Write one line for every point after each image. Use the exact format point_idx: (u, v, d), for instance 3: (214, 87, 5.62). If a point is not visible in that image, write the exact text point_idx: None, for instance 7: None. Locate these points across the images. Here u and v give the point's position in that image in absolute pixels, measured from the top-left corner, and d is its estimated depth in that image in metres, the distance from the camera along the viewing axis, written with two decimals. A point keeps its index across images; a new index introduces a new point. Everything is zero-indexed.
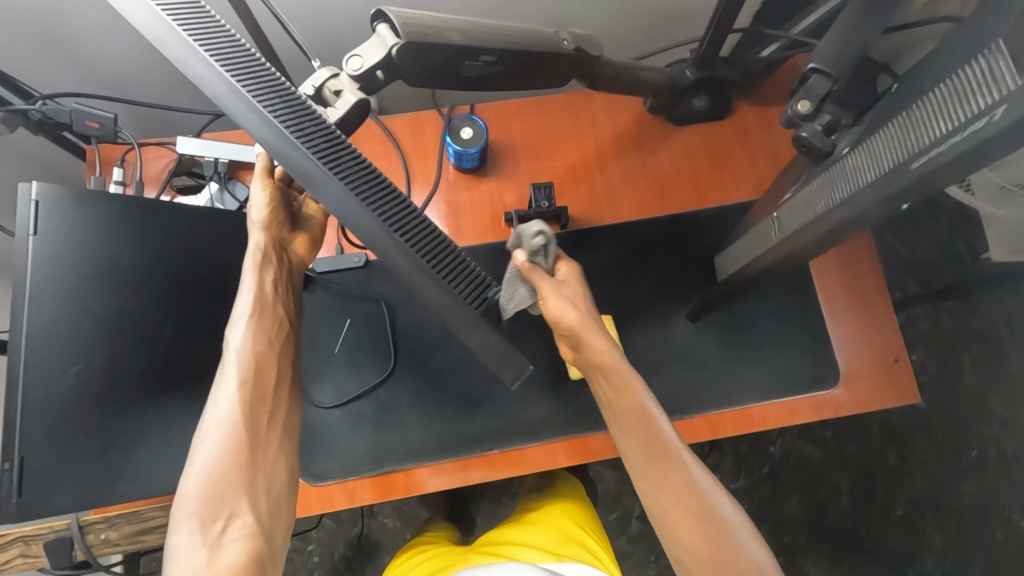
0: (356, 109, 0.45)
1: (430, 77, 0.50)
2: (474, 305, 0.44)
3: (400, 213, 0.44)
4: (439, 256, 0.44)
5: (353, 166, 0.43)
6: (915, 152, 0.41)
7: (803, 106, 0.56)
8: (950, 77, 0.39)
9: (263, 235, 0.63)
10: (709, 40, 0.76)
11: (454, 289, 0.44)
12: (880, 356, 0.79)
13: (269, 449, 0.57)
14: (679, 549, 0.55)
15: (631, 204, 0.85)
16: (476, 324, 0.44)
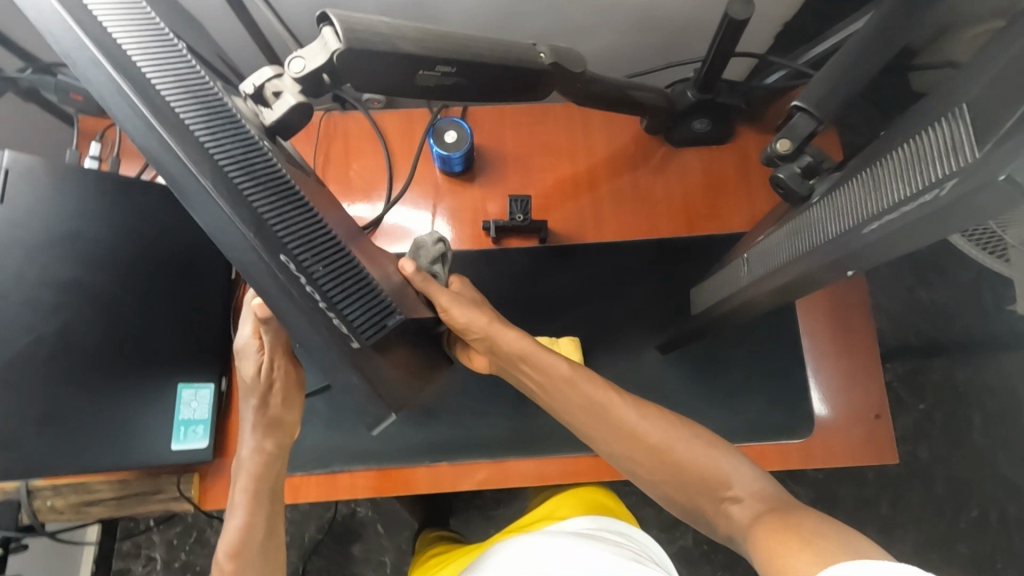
0: (296, 112, 0.42)
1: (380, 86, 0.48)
2: (352, 340, 0.38)
3: (294, 226, 0.37)
4: (326, 282, 0.37)
5: (251, 163, 0.36)
6: (872, 216, 0.37)
7: (783, 145, 0.53)
8: (912, 138, 0.36)
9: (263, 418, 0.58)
10: (710, 62, 0.72)
11: (333, 320, 0.37)
12: (859, 410, 0.74)
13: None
14: (663, 484, 0.57)
15: (616, 226, 0.82)
16: (354, 361, 0.38)
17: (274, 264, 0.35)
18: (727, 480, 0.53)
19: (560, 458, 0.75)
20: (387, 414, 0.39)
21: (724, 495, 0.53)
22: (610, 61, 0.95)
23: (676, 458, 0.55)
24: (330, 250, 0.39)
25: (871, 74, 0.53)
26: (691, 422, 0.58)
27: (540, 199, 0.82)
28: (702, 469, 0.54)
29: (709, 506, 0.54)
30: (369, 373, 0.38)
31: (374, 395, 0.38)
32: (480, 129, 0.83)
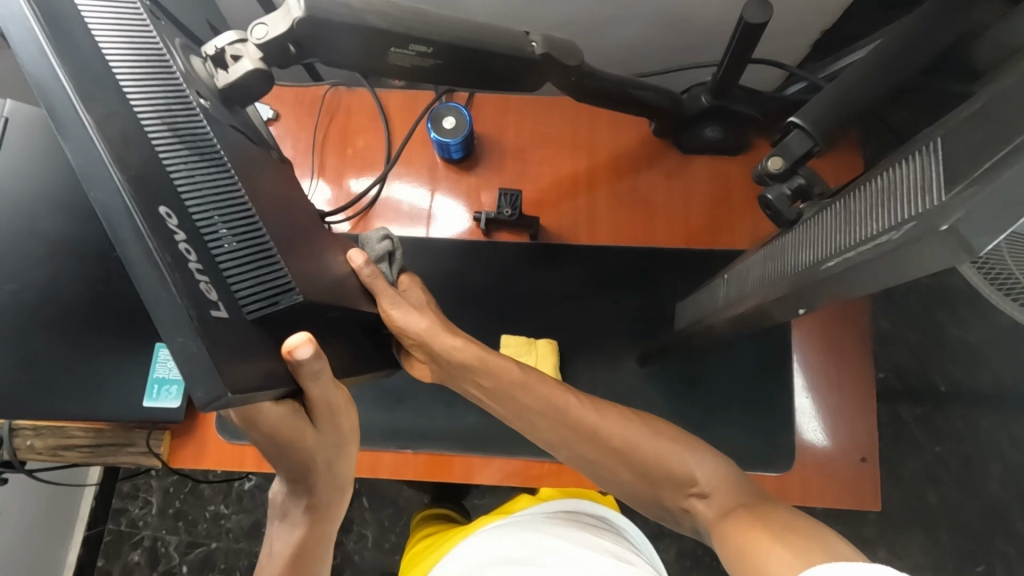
0: (252, 79, 0.40)
1: (355, 54, 0.47)
2: (214, 310, 0.30)
3: (198, 181, 0.33)
4: (215, 242, 0.33)
5: (168, 110, 0.33)
6: (834, 252, 0.34)
7: (774, 164, 0.50)
8: (884, 171, 0.34)
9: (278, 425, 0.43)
10: (725, 67, 0.68)
11: (200, 281, 0.30)
12: (845, 450, 0.71)
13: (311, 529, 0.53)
14: (635, 487, 0.53)
15: (610, 230, 0.80)
16: (205, 332, 0.29)
17: (148, 198, 0.29)
18: (691, 476, 0.51)
19: (524, 460, 0.74)
20: (218, 390, 0.29)
21: (690, 492, 0.51)
22: (629, 58, 0.92)
23: (641, 457, 0.52)
24: (234, 216, 0.35)
25: (859, 108, 0.52)
26: (645, 417, 0.55)
27: (536, 195, 0.80)
28: (666, 470, 0.51)
29: (676, 505, 0.52)
30: (220, 351, 0.30)
31: (217, 371, 0.29)
32: (483, 118, 0.81)
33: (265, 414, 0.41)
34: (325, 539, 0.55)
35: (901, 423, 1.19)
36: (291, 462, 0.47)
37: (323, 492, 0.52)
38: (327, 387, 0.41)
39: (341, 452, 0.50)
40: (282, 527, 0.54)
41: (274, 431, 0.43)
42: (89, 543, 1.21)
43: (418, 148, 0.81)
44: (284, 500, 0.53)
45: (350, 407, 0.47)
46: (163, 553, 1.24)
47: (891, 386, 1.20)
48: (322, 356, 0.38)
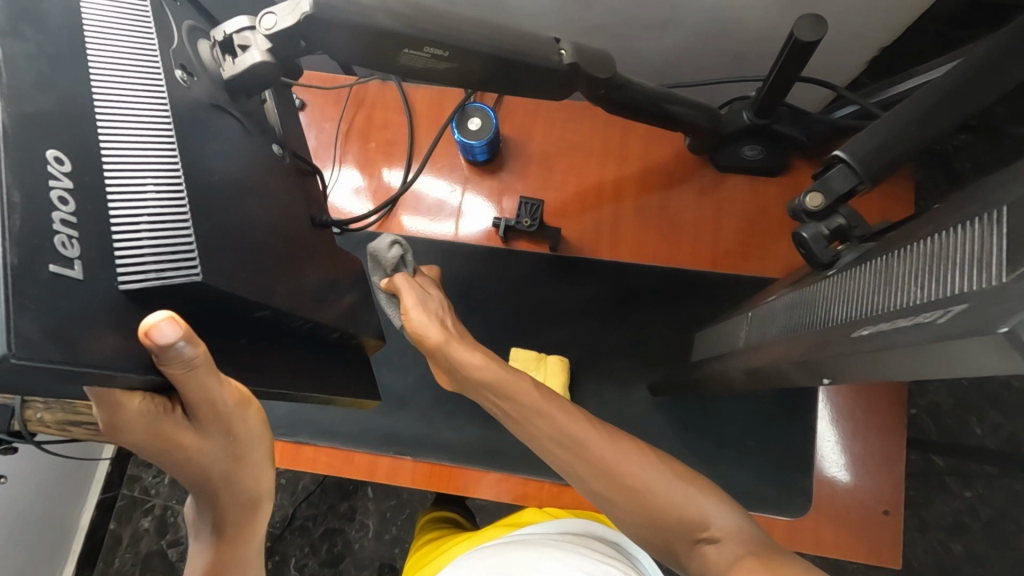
0: (258, 70, 0.40)
1: (366, 53, 0.45)
2: (54, 264, 0.26)
3: (125, 138, 0.31)
4: (115, 200, 0.29)
5: (124, 71, 0.33)
6: (870, 316, 0.31)
7: (812, 200, 0.46)
8: (936, 232, 0.29)
9: (150, 430, 0.34)
10: (770, 85, 0.64)
11: (56, 231, 0.26)
12: (865, 501, 0.66)
13: (236, 543, 0.43)
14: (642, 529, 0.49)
15: (633, 247, 0.76)
16: (18, 285, 0.24)
17: (31, 131, 0.27)
18: (702, 520, 0.45)
19: (522, 478, 0.72)
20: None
21: (699, 537, 0.45)
22: (669, 65, 0.87)
23: (648, 498, 0.47)
24: (162, 182, 0.31)
25: (914, 144, 0.48)
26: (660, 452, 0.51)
27: (559, 204, 0.77)
28: (674, 509, 0.47)
29: (683, 550, 0.46)
30: (32, 305, 0.25)
31: (8, 326, 0.24)
32: (510, 120, 0.78)
33: (132, 411, 0.33)
34: (247, 567, 0.44)
35: (931, 467, 1.12)
36: (180, 473, 0.38)
37: (229, 511, 0.42)
38: (205, 376, 0.33)
39: (245, 458, 0.40)
40: (194, 550, 0.44)
41: (143, 437, 0.34)
42: (103, 506, 1.25)
43: (443, 146, 0.79)
44: (193, 517, 0.44)
45: (249, 404, 0.38)
46: (172, 522, 1.26)
47: (923, 426, 1.13)
48: (190, 338, 0.30)
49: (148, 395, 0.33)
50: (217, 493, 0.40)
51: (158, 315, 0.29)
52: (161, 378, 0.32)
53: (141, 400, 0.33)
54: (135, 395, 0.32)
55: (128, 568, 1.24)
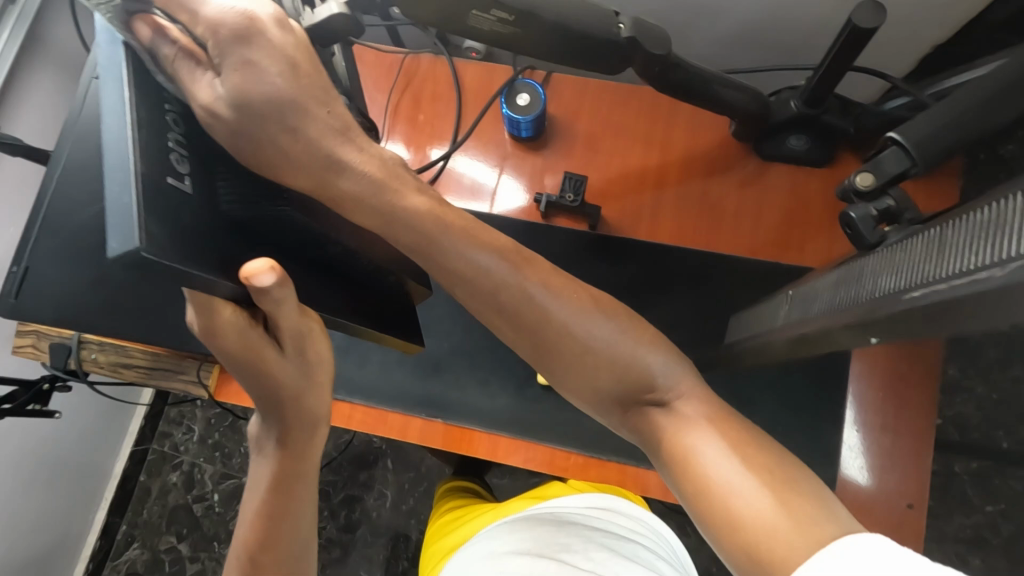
0: (335, 22, 0.43)
1: (434, 14, 0.47)
2: (172, 178, 0.30)
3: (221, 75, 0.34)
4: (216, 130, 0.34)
5: None
6: (921, 283, 0.32)
7: (863, 180, 0.46)
8: (978, 206, 0.31)
9: (237, 341, 0.37)
10: (820, 75, 0.65)
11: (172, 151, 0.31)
12: (890, 495, 0.66)
13: (302, 453, 0.45)
14: (577, 379, 0.39)
15: (673, 229, 0.77)
16: (147, 192, 0.28)
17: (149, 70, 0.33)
18: (650, 379, 0.38)
19: (549, 448, 0.74)
20: (132, 241, 0.27)
21: (647, 399, 0.38)
22: (716, 53, 0.88)
23: (591, 355, 0.38)
24: None
25: (970, 133, 0.48)
26: (597, 292, 0.41)
27: (601, 184, 0.78)
28: (619, 363, 0.38)
29: (633, 414, 0.39)
30: (157, 212, 0.28)
31: (140, 224, 0.27)
32: (558, 99, 0.80)
33: (225, 320, 0.35)
34: (308, 481, 0.45)
35: (953, 479, 1.11)
36: (255, 388, 0.40)
37: (295, 422, 0.44)
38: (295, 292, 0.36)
39: (318, 386, 0.43)
40: (258, 461, 0.46)
41: (232, 346, 0.37)
42: (135, 458, 1.30)
43: (490, 121, 0.81)
44: (259, 431, 0.45)
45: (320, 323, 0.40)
46: (198, 479, 1.31)
47: (949, 438, 1.12)
48: (287, 284, 0.33)
49: (239, 308, 0.36)
50: (285, 402, 0.42)
51: (261, 263, 0.32)
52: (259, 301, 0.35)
53: (234, 317, 0.36)
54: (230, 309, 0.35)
55: (155, 519, 1.29)
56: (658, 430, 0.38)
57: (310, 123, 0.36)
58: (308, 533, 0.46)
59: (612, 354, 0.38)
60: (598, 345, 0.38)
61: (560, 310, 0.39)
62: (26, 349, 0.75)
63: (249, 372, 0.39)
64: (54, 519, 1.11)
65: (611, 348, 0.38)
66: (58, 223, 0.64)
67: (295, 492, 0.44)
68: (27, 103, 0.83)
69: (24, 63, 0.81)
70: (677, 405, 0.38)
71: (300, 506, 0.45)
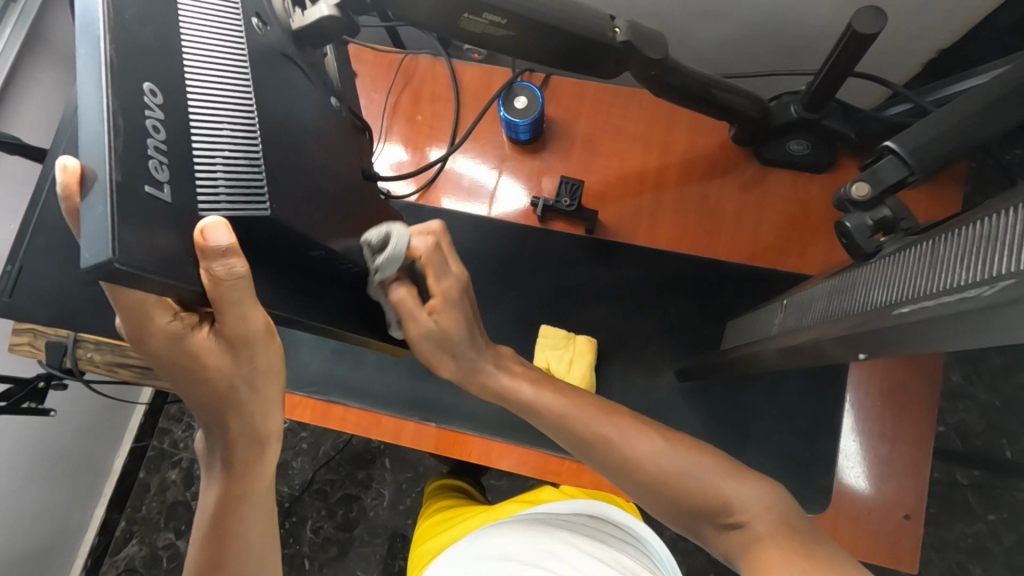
0: (325, 23, 0.42)
1: (428, 14, 0.47)
2: (149, 186, 0.28)
3: (205, 78, 0.33)
4: (198, 137, 0.32)
5: (204, 19, 0.35)
6: (912, 297, 0.31)
7: (859, 189, 0.45)
8: (974, 220, 0.30)
9: (172, 345, 0.35)
10: (821, 81, 0.64)
11: (150, 155, 0.29)
12: (886, 505, 0.66)
13: (255, 473, 0.43)
14: (657, 501, 0.48)
15: (671, 234, 0.77)
16: (122, 200, 0.27)
17: (131, 65, 0.29)
18: (725, 501, 0.45)
19: (543, 452, 0.74)
20: (106, 253, 0.26)
21: (725, 522, 0.45)
22: (718, 55, 0.87)
23: (674, 482, 0.47)
24: (236, 126, 0.34)
25: (971, 141, 0.47)
26: (672, 434, 0.50)
27: (599, 187, 0.78)
28: (697, 493, 0.46)
29: (709, 532, 0.46)
30: (131, 219, 0.27)
31: (115, 236, 0.26)
32: (557, 101, 0.80)
33: (160, 328, 0.34)
34: (257, 501, 0.44)
35: (955, 486, 1.10)
36: (192, 393, 0.38)
37: (237, 441, 0.41)
38: (244, 296, 0.33)
39: (261, 395, 0.40)
40: (208, 482, 0.44)
41: (168, 352, 0.35)
42: (135, 454, 1.30)
43: (488, 123, 0.80)
44: (205, 451, 0.43)
45: (275, 336, 0.37)
46: (197, 476, 1.33)
47: (951, 445, 1.11)
48: (240, 258, 0.31)
49: (178, 313, 0.34)
50: (234, 425, 0.40)
51: (213, 224, 0.30)
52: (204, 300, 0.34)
53: (169, 320, 0.34)
54: (165, 313, 0.34)
55: (154, 515, 1.30)
56: (738, 547, 0.43)
57: (469, 341, 0.52)
58: (261, 552, 0.45)
59: (689, 482, 0.46)
60: (679, 475, 0.47)
61: (646, 448, 0.48)
62: (23, 347, 0.75)
63: (188, 378, 0.37)
64: (54, 515, 1.12)
65: (687, 478, 0.47)
66: (51, 223, 0.64)
67: (244, 511, 0.43)
68: (27, 101, 0.83)
69: (25, 62, 0.81)
70: (749, 521, 0.44)
71: (250, 525, 0.44)
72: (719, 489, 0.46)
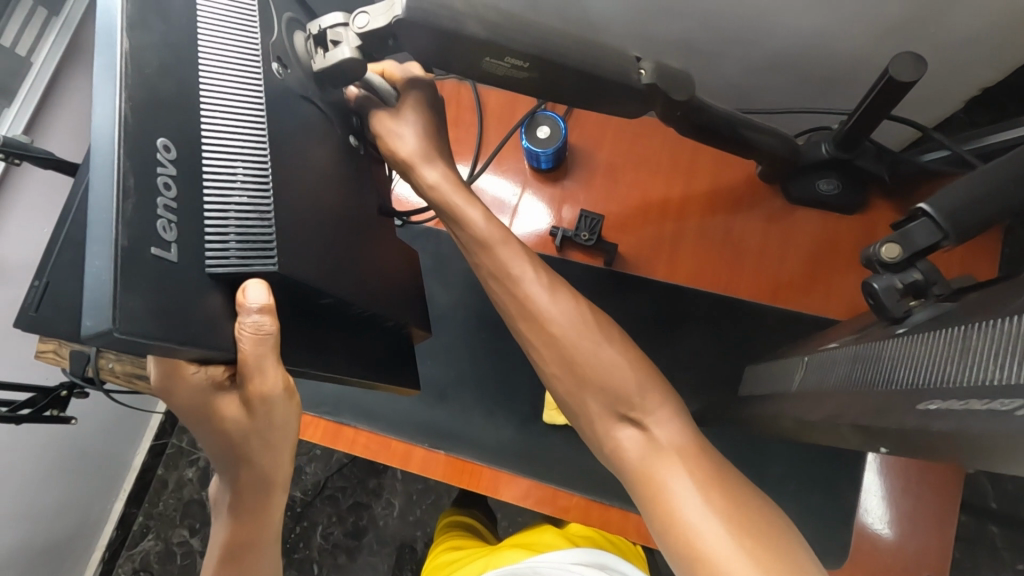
0: (348, 65, 0.42)
1: (449, 56, 0.46)
2: (156, 248, 0.28)
3: (220, 128, 0.33)
4: (209, 191, 0.32)
5: (225, 68, 0.35)
6: (936, 390, 0.30)
7: (889, 250, 0.43)
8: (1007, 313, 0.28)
9: (192, 397, 0.35)
10: (853, 122, 0.62)
11: (160, 216, 0.29)
12: (907, 565, 0.63)
13: (260, 523, 0.43)
14: (562, 378, 0.47)
15: (690, 270, 0.75)
16: (128, 266, 0.27)
17: (146, 122, 0.30)
18: (628, 397, 0.44)
19: (551, 487, 0.73)
20: (106, 323, 0.26)
21: (625, 416, 0.44)
22: (750, 82, 0.85)
23: (592, 369, 0.45)
24: (250, 175, 0.34)
25: (1012, 204, 0.45)
26: (611, 324, 0.48)
27: (619, 219, 0.77)
28: (612, 382, 0.45)
29: (601, 422, 0.45)
30: (136, 285, 0.27)
31: (116, 304, 0.26)
32: (580, 129, 0.79)
33: (189, 380, 0.34)
34: (264, 548, 0.44)
35: (985, 534, 1.05)
36: (211, 442, 0.38)
37: (244, 489, 0.41)
38: (264, 357, 0.34)
39: (273, 449, 0.40)
40: (216, 523, 0.44)
41: (189, 403, 0.36)
42: (153, 451, 1.33)
43: (510, 149, 0.80)
44: (215, 492, 0.43)
45: (293, 396, 0.38)
46: (213, 476, 1.35)
47: (983, 491, 1.06)
48: (274, 320, 0.33)
49: (205, 367, 0.35)
50: (243, 474, 0.40)
51: (255, 291, 0.32)
52: (233, 352, 0.33)
53: (194, 376, 0.35)
54: (193, 369, 0.34)
55: (170, 511, 1.33)
56: (628, 449, 0.43)
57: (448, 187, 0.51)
58: None
59: (604, 367, 0.45)
60: (596, 358, 0.46)
61: (576, 328, 0.47)
62: (49, 353, 0.77)
63: (205, 427, 0.37)
64: (75, 510, 1.15)
65: (607, 362, 0.45)
66: (78, 240, 0.66)
67: (250, 556, 0.43)
68: (61, 114, 0.85)
69: (64, 76, 0.84)
70: (651, 427, 0.43)
71: (255, 569, 0.44)
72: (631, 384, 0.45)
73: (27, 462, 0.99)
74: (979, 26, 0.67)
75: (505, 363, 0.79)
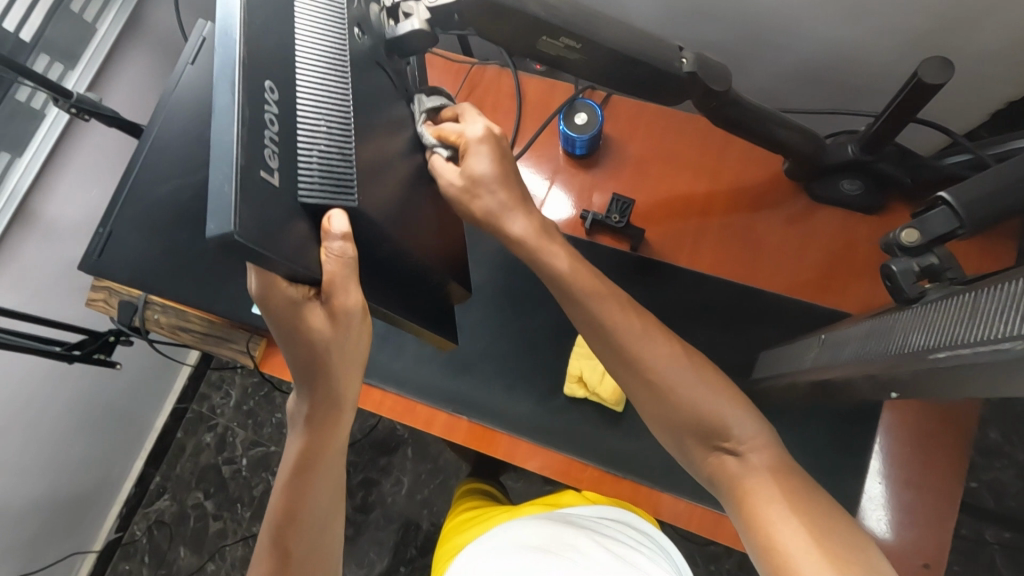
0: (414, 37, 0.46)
1: (508, 34, 0.50)
2: (264, 172, 0.32)
3: (311, 80, 0.37)
4: (301, 132, 0.36)
5: (317, 28, 0.39)
6: (949, 343, 0.33)
7: (908, 235, 0.46)
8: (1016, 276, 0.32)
9: (283, 312, 0.38)
10: (881, 124, 0.65)
11: (267, 146, 0.33)
12: (905, 552, 0.65)
13: (334, 433, 0.47)
14: (667, 425, 0.50)
15: (714, 256, 0.79)
16: (243, 183, 0.31)
17: (257, 66, 0.34)
18: (724, 429, 0.48)
19: (566, 457, 0.76)
20: (228, 226, 0.30)
21: (720, 446, 0.48)
22: (780, 87, 0.88)
23: (689, 409, 0.48)
24: (334, 124, 0.38)
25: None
26: (705, 362, 0.52)
27: (647, 206, 0.80)
28: (701, 416, 0.48)
29: (697, 451, 0.49)
30: (248, 200, 0.31)
31: (235, 213, 0.30)
32: (613, 119, 0.82)
33: (283, 295, 0.37)
34: (330, 461, 0.48)
35: (984, 546, 1.07)
36: (292, 358, 0.42)
37: (319, 400, 0.45)
38: (349, 273, 0.38)
39: (345, 364, 0.44)
40: (292, 435, 0.48)
41: (281, 319, 0.39)
42: (175, 415, 1.38)
43: (546, 136, 0.83)
44: (291, 407, 0.48)
45: (367, 315, 0.42)
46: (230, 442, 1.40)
47: (982, 501, 1.08)
48: (352, 249, 0.37)
49: (296, 284, 0.38)
50: (324, 387, 0.44)
51: (338, 219, 0.37)
52: (319, 272, 0.37)
53: (286, 291, 0.38)
54: (289, 287, 0.38)
55: (187, 475, 1.37)
56: (725, 475, 0.47)
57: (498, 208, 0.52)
58: (332, 507, 0.49)
59: (706, 415, 0.48)
60: (694, 406, 0.48)
61: (686, 383, 0.49)
62: (97, 302, 0.81)
63: (290, 344, 0.41)
64: (100, 463, 1.20)
65: (709, 404, 0.48)
66: (140, 194, 0.71)
67: (319, 467, 0.47)
68: (120, 79, 0.90)
69: (125, 45, 0.89)
70: (748, 456, 0.47)
71: (323, 485, 0.48)
72: (729, 424, 0.48)
73: (62, 407, 1.04)
74: (1005, 40, 0.70)
75: (529, 340, 0.82)
